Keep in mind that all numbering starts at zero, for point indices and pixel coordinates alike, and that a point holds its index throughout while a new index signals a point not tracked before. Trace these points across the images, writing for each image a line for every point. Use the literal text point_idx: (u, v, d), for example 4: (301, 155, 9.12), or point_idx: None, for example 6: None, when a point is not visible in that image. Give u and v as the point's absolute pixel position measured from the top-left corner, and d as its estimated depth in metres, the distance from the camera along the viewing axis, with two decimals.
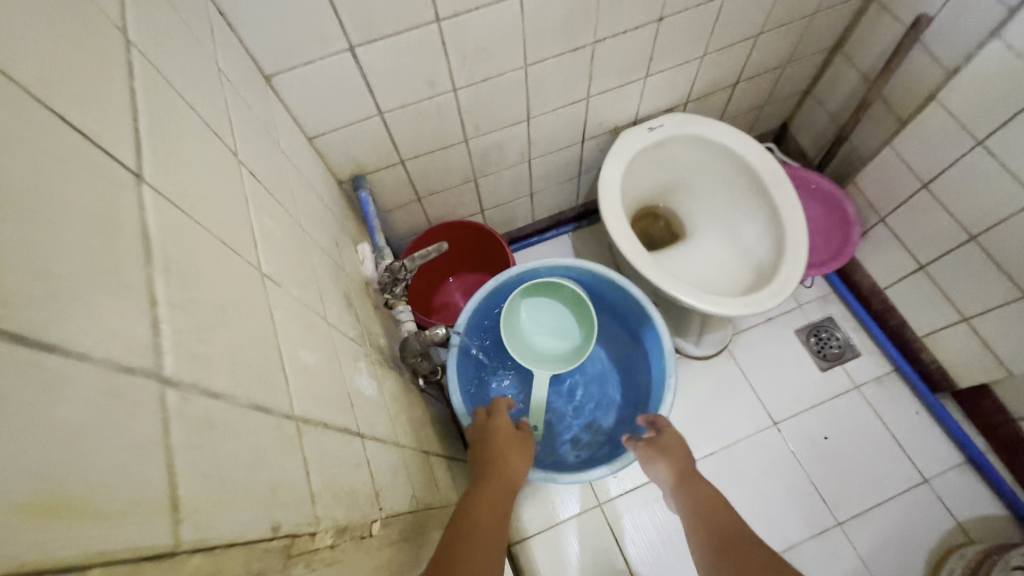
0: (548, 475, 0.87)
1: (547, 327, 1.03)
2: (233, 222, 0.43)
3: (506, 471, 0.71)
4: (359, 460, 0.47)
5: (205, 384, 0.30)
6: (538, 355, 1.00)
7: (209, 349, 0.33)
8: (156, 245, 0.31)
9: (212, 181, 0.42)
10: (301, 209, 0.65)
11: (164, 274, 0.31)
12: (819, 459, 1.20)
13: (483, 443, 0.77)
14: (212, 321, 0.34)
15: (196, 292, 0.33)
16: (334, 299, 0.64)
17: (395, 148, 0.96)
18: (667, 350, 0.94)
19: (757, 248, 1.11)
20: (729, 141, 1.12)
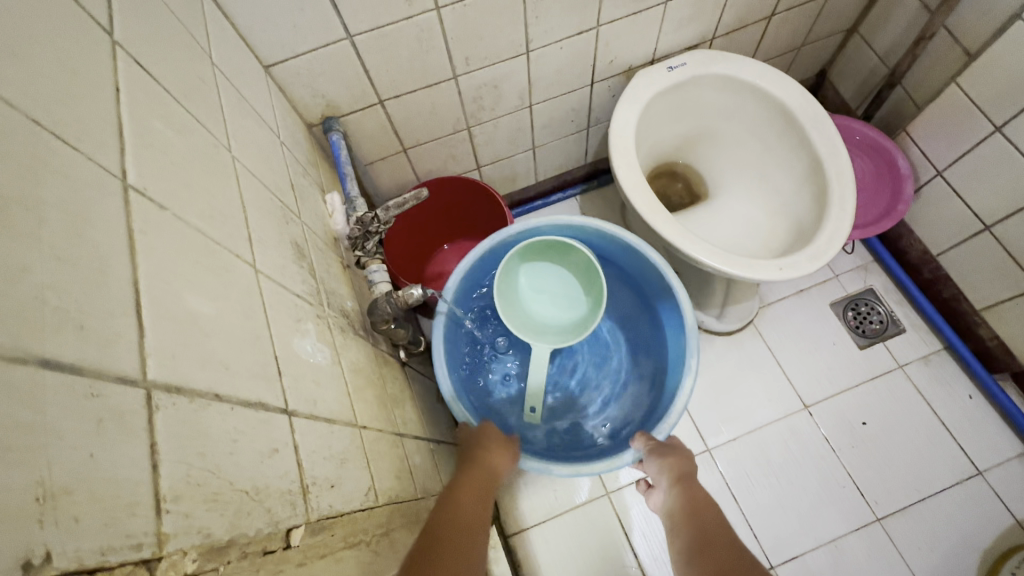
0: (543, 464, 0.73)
1: (549, 294, 0.90)
2: (88, 108, 0.30)
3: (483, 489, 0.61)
4: (276, 446, 0.34)
5: None
6: (539, 326, 0.88)
7: None
8: None
9: (52, 46, 0.29)
10: (236, 135, 0.52)
11: None
12: (856, 446, 1.07)
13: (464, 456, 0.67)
14: None
15: None
16: (279, 246, 0.51)
17: (372, 85, 0.82)
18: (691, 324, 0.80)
19: (793, 205, 0.96)
20: (763, 81, 0.96)
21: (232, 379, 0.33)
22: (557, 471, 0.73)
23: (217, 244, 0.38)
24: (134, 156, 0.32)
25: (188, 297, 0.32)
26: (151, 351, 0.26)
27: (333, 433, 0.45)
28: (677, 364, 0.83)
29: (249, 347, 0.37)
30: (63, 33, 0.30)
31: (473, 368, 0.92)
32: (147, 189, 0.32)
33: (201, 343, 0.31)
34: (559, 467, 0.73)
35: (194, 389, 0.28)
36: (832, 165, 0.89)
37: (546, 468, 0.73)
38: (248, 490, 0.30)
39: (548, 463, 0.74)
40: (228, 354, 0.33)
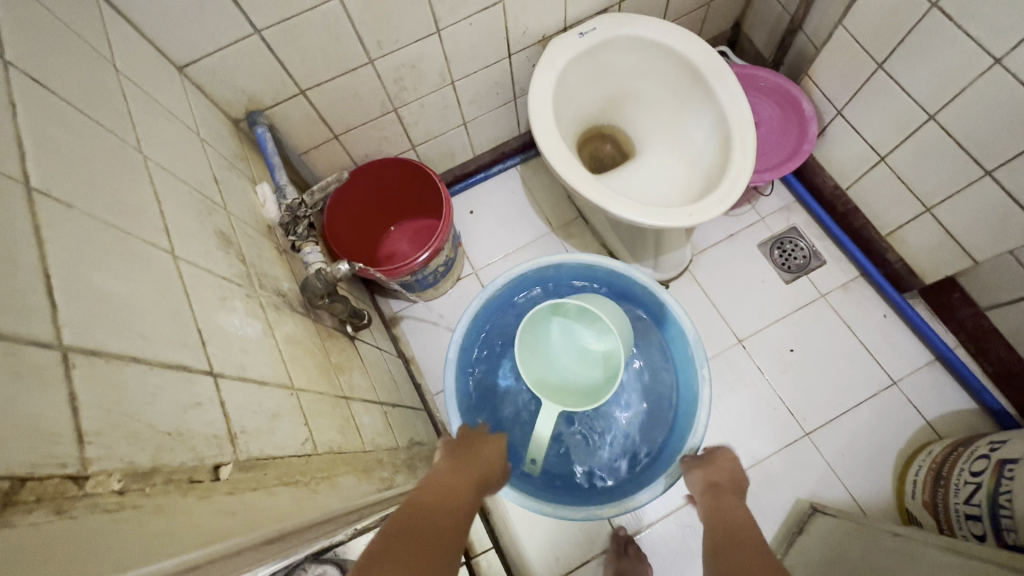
0: (591, 512, 0.75)
1: (580, 342, 0.87)
2: None
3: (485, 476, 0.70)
4: (199, 399, 0.40)
5: None
6: (542, 370, 0.86)
7: None
8: None
9: None
10: (147, 136, 0.56)
11: None
12: (786, 371, 1.17)
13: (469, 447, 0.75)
14: None
15: None
16: (201, 234, 0.56)
17: (289, 75, 0.85)
18: (693, 339, 0.83)
19: (705, 154, 1.03)
20: (669, 40, 1.02)
21: (148, 345, 0.38)
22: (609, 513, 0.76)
23: (128, 233, 0.43)
24: (33, 159, 0.37)
25: (97, 278, 0.37)
26: (63, 321, 0.32)
27: (263, 393, 0.51)
28: (691, 379, 0.85)
29: (167, 320, 0.42)
30: None
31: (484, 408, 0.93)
32: (51, 190, 0.37)
33: (114, 315, 0.36)
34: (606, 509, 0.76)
35: (109, 352, 0.34)
36: (734, 114, 0.96)
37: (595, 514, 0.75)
38: (171, 432, 0.36)
39: (593, 508, 0.76)
40: (143, 326, 0.39)
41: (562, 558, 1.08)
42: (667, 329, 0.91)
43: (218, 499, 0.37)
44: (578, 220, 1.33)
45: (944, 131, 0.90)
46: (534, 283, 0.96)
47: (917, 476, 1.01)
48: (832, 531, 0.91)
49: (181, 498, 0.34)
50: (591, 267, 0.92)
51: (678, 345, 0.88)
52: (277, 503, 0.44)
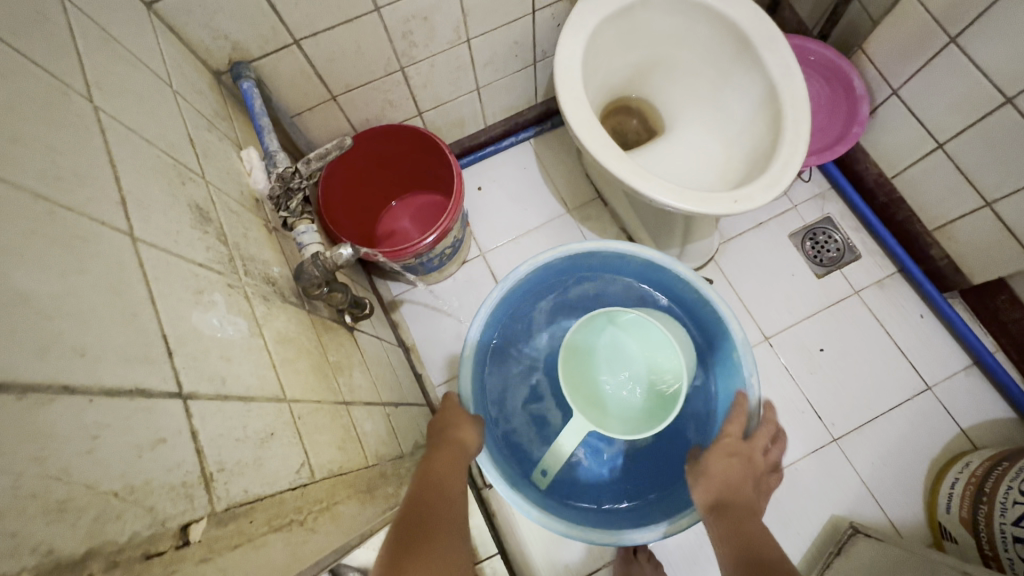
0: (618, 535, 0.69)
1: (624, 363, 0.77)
2: None
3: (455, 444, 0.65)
4: (162, 435, 0.30)
5: None
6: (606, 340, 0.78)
7: None
8: None
9: None
10: (101, 82, 0.44)
11: None
12: (815, 373, 1.09)
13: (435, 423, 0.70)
14: None
15: None
16: (170, 210, 0.45)
17: (281, 21, 0.73)
18: (740, 343, 0.75)
19: (749, 134, 0.93)
20: (714, 1, 0.90)
21: (90, 365, 0.28)
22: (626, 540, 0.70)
23: (66, 209, 0.32)
24: None
25: (14, 274, 0.26)
26: None
27: (249, 412, 0.41)
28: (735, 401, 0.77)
29: (121, 327, 0.32)
30: None
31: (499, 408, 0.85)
32: None
33: (37, 327, 0.26)
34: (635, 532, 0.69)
35: (24, 383, 0.24)
36: (786, 89, 0.85)
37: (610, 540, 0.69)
38: (118, 491, 0.26)
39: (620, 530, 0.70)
40: (85, 339, 0.28)
41: (573, 565, 1.01)
42: (713, 337, 0.82)
43: (187, 574, 0.28)
44: (596, 201, 1.22)
45: (1020, 116, 0.81)
46: (559, 271, 0.87)
47: (952, 489, 0.95)
48: (879, 557, 0.84)
49: None
50: (633, 259, 0.83)
51: (725, 359, 0.80)
52: (266, 560, 0.34)
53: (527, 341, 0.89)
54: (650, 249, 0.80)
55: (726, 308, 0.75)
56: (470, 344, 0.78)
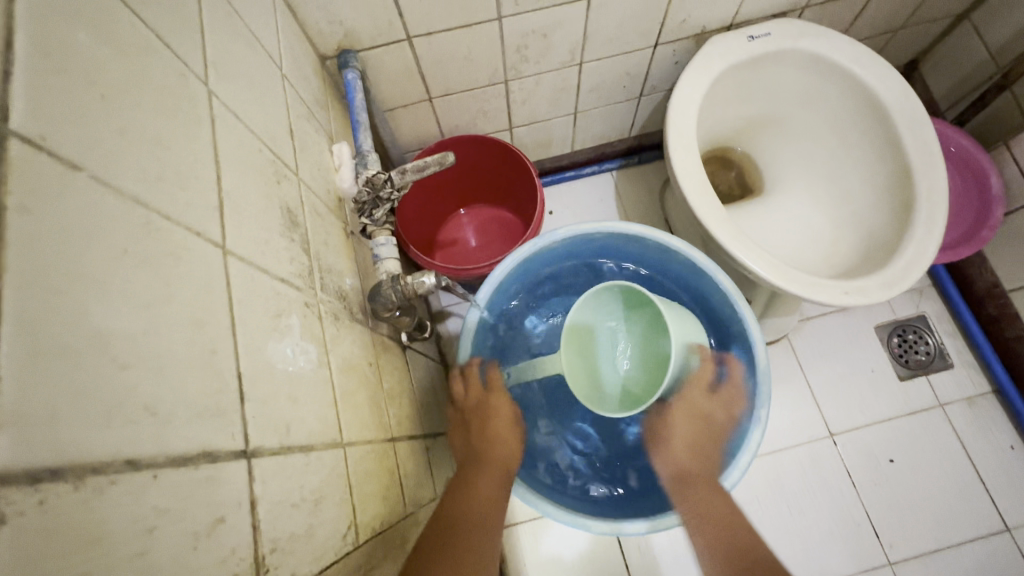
0: (576, 520, 0.61)
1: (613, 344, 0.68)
2: None
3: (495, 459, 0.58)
4: (222, 514, 0.25)
5: None
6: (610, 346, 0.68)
7: None
8: None
9: None
10: (218, 63, 0.40)
11: None
12: (879, 484, 0.99)
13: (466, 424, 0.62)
14: None
15: None
16: (263, 215, 0.41)
17: (400, 15, 0.68)
18: (760, 352, 0.66)
19: (868, 219, 0.84)
20: (859, 69, 0.81)
21: (159, 426, 0.23)
22: (635, 531, 0.61)
23: (165, 218, 0.28)
24: (20, 70, 0.21)
25: (96, 309, 0.21)
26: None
27: (307, 467, 0.35)
28: (745, 396, 0.67)
29: (201, 371, 0.27)
30: None
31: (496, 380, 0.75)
32: (45, 139, 0.21)
33: (112, 379, 0.21)
34: (599, 524, 0.61)
35: (86, 463, 0.19)
36: (924, 178, 0.76)
37: (617, 530, 0.61)
38: None
39: (582, 518, 0.61)
40: (165, 392, 0.24)
41: None
42: (725, 330, 0.73)
43: None
44: None
45: None
46: (595, 253, 0.78)
47: None
48: None
49: None
50: (681, 260, 0.73)
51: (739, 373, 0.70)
52: None
53: (546, 314, 0.80)
54: (656, 230, 0.71)
55: (748, 312, 0.67)
56: (502, 272, 0.70)
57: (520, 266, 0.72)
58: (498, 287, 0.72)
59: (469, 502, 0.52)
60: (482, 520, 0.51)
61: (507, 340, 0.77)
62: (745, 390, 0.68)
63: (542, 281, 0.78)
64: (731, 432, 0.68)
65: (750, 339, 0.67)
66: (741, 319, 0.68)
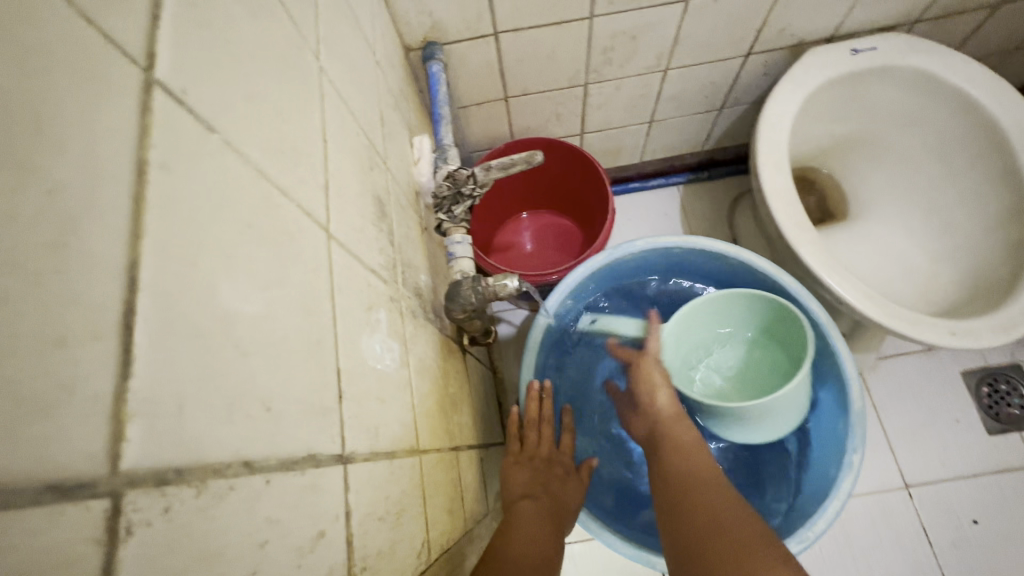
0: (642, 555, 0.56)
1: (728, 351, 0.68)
2: None
3: (558, 502, 0.55)
4: (323, 528, 0.23)
5: None
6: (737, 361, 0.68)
7: None
8: None
9: None
10: (327, 40, 0.39)
11: None
12: (959, 546, 0.90)
13: (524, 453, 0.61)
14: None
15: None
16: (359, 200, 0.39)
17: (491, 9, 0.66)
18: (853, 391, 0.60)
19: (975, 253, 0.77)
20: (974, 90, 0.75)
21: (272, 425, 0.20)
22: None
23: (282, 194, 0.25)
24: (168, 15, 0.19)
25: (223, 289, 0.19)
26: (132, 404, 0.14)
27: (389, 475, 0.33)
28: (835, 437, 0.61)
29: (308, 366, 0.24)
30: None
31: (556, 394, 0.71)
32: (189, 96, 0.19)
33: (234, 369, 0.18)
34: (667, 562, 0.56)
35: (207, 464, 0.16)
36: None
37: None
38: None
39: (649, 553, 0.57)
40: (277, 387, 0.21)
41: None
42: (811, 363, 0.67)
43: None
44: None
45: None
46: (668, 269, 0.73)
47: None
48: None
49: None
50: (765, 282, 0.67)
51: (825, 412, 0.64)
52: None
53: None
54: (743, 250, 0.66)
55: (842, 345, 0.61)
56: (573, 281, 0.67)
57: (592, 276, 0.69)
58: (568, 297, 0.68)
59: (534, 523, 0.49)
60: (547, 544, 0.48)
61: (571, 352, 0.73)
62: (834, 432, 0.62)
63: (611, 295, 0.74)
64: (818, 477, 0.61)
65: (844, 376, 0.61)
66: (835, 354, 0.62)
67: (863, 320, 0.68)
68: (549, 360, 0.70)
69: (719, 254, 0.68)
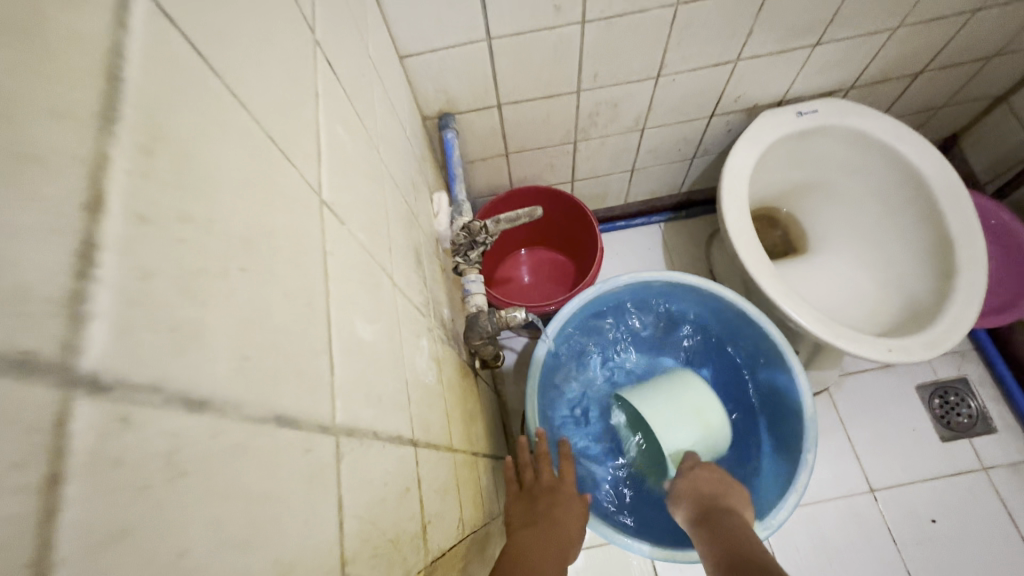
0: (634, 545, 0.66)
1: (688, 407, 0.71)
2: (304, 124, 0.29)
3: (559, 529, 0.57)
4: (409, 484, 0.33)
5: (219, 391, 0.17)
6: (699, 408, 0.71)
7: (229, 318, 0.18)
8: (178, 131, 0.17)
9: (292, 66, 0.29)
10: (381, 133, 0.51)
11: (193, 191, 0.17)
12: (921, 543, 0.99)
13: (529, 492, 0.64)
14: (245, 266, 0.20)
15: (229, 218, 0.19)
16: (405, 253, 0.50)
17: (495, 86, 0.80)
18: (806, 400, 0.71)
19: (910, 281, 0.90)
20: (899, 145, 0.89)
21: (382, 412, 0.31)
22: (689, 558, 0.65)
23: (372, 258, 0.37)
24: (321, 157, 0.31)
25: (357, 324, 0.30)
26: (333, 389, 0.25)
27: (438, 461, 0.43)
28: (793, 440, 0.72)
29: (393, 374, 0.36)
30: (293, 48, 0.30)
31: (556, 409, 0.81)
32: (333, 204, 0.31)
33: (364, 375, 0.30)
34: (655, 550, 0.66)
35: (360, 429, 0.27)
36: (963, 247, 0.82)
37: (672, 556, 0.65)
38: (393, 537, 0.29)
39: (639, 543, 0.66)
40: (382, 386, 0.32)
41: None
42: (773, 379, 0.78)
43: None
44: None
45: None
46: (649, 300, 0.85)
47: None
48: None
49: None
50: (732, 310, 0.80)
51: (785, 419, 0.75)
52: None
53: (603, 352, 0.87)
54: (711, 283, 0.78)
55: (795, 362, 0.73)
56: (569, 311, 0.79)
57: (585, 307, 0.80)
58: (564, 325, 0.80)
59: (535, 549, 0.52)
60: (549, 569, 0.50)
61: (568, 373, 0.84)
62: (793, 436, 0.73)
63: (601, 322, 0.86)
64: (781, 474, 0.72)
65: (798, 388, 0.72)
66: (790, 369, 0.74)
67: (815, 339, 0.80)
68: (550, 379, 0.81)
69: (691, 286, 0.80)
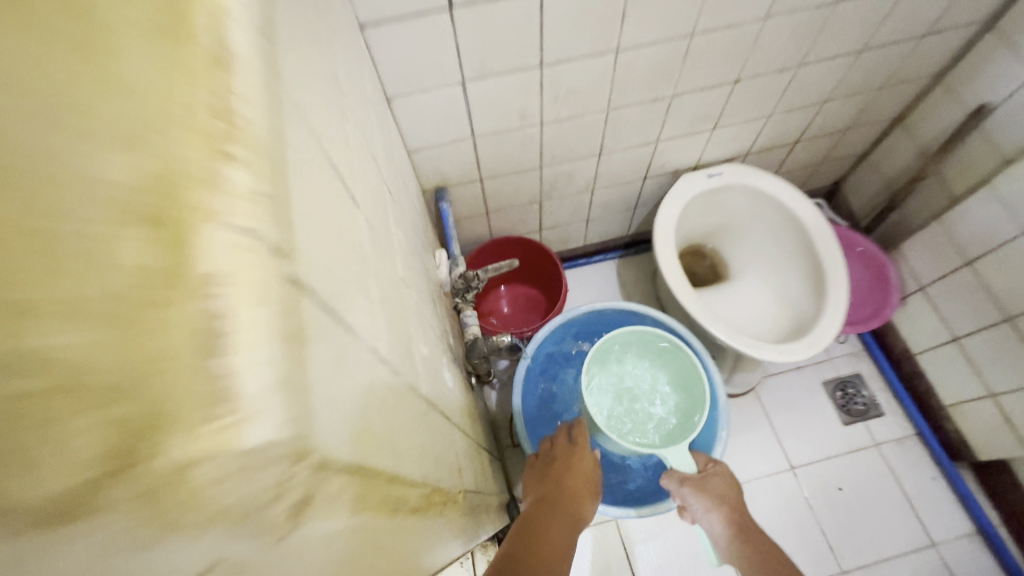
0: None
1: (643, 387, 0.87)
2: (387, 235, 0.52)
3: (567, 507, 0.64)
4: (449, 440, 0.55)
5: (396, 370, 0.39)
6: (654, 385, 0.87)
7: (390, 341, 0.40)
8: (368, 260, 0.40)
9: (379, 204, 0.53)
10: (407, 219, 0.75)
11: (374, 283, 0.40)
12: (831, 507, 1.25)
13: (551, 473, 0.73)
14: (388, 317, 0.42)
15: (382, 295, 0.42)
16: (427, 300, 0.73)
17: (478, 167, 1.06)
18: (719, 392, 0.97)
19: (800, 299, 1.18)
20: (783, 197, 1.19)
21: (434, 396, 0.54)
22: None
23: (417, 305, 0.60)
24: (394, 251, 0.54)
25: (419, 345, 0.53)
26: (419, 376, 0.47)
27: (460, 436, 0.65)
28: (713, 423, 0.97)
29: (435, 376, 0.58)
30: (378, 192, 0.54)
31: (537, 411, 1.05)
32: (402, 277, 0.54)
33: (425, 372, 0.52)
34: None
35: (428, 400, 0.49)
36: (831, 273, 1.10)
37: None
38: (447, 464, 0.51)
39: None
40: (433, 383, 0.55)
41: None
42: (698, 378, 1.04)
43: (458, 513, 0.52)
44: None
45: (1018, 333, 1.02)
46: (604, 323, 1.11)
47: None
48: None
49: (450, 509, 0.49)
50: (665, 328, 1.05)
51: None
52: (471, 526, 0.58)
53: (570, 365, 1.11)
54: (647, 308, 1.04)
55: (711, 364, 0.98)
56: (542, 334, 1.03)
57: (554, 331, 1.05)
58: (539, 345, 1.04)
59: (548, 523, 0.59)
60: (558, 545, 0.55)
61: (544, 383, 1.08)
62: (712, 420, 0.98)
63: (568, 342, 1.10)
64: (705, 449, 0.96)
65: (714, 384, 0.98)
66: (708, 370, 0.99)
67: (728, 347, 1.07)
68: (530, 388, 1.04)
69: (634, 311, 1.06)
